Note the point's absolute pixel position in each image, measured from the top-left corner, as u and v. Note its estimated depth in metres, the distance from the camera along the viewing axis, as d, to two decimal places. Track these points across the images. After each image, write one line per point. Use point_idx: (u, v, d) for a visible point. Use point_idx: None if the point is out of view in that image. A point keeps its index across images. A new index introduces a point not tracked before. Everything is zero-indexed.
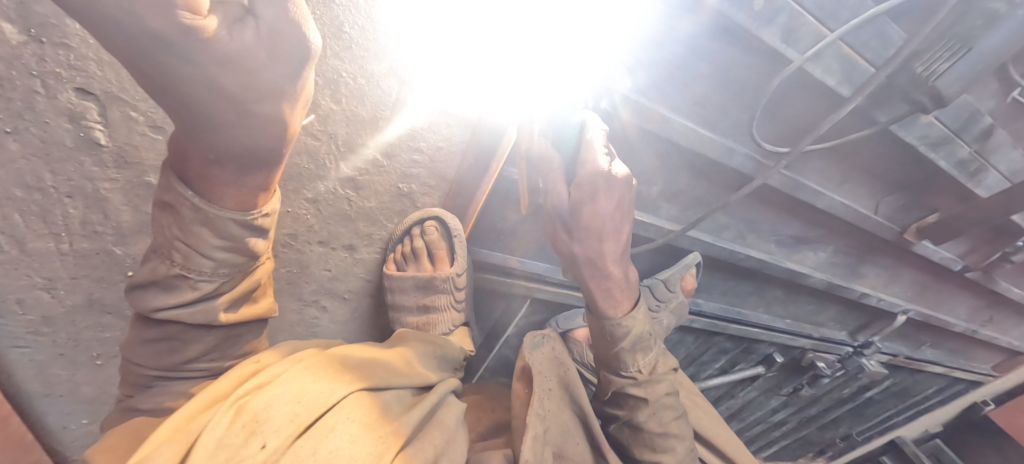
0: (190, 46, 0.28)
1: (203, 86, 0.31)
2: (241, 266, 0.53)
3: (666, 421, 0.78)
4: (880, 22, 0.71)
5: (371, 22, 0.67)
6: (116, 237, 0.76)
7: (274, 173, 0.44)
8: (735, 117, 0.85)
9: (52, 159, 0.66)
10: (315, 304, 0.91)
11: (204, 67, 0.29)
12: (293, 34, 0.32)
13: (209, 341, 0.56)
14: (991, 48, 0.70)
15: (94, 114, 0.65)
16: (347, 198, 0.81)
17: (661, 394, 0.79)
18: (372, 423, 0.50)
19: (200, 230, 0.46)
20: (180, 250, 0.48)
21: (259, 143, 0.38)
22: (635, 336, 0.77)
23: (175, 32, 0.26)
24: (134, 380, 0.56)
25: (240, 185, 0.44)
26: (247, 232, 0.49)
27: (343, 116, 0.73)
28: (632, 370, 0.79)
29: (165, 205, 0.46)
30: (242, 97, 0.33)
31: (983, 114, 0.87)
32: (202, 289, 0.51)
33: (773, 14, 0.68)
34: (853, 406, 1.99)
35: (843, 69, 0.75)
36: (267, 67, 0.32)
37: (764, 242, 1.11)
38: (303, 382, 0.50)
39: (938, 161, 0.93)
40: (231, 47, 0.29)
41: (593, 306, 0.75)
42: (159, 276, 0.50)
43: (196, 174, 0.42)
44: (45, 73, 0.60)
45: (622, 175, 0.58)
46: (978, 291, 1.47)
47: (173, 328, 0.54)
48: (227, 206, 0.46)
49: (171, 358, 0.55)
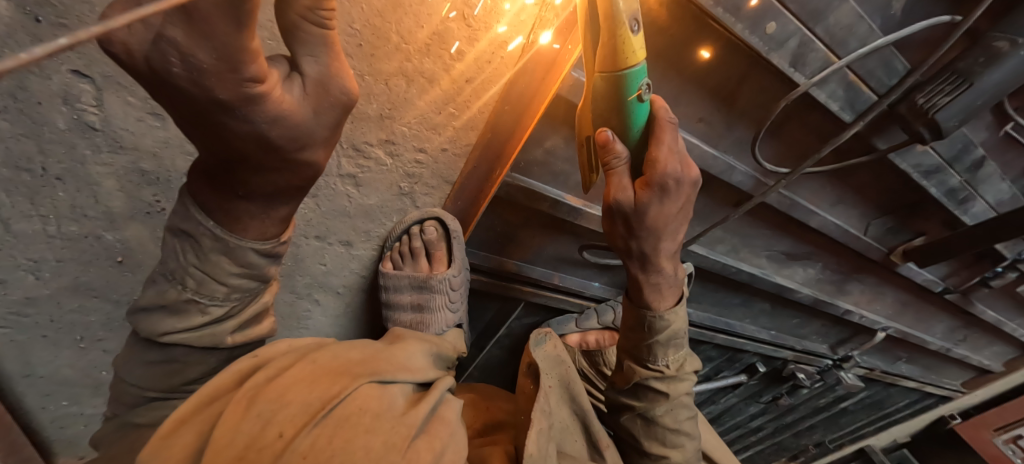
0: (246, 109, 0.30)
1: (254, 141, 0.34)
2: (252, 290, 0.56)
3: (680, 418, 0.80)
4: (887, 52, 0.72)
5: (383, 21, 0.64)
6: (106, 222, 0.75)
7: (295, 205, 0.48)
8: (738, 134, 0.86)
9: (43, 140, 0.64)
10: (308, 297, 0.91)
11: (258, 125, 0.32)
12: (338, 86, 0.34)
13: (211, 362, 0.58)
14: (992, 85, 0.70)
15: (89, 97, 0.64)
16: (347, 195, 0.80)
17: (682, 392, 0.80)
18: (384, 415, 0.51)
19: (218, 258, 0.49)
20: (194, 276, 0.51)
21: (291, 182, 0.42)
22: (672, 331, 0.77)
23: (236, 99, 0.29)
24: (126, 400, 0.56)
25: (262, 217, 0.48)
26: (263, 258, 0.52)
27: (347, 113, 0.71)
28: (660, 364, 0.80)
29: (181, 232, 0.49)
30: (286, 147, 0.36)
31: (976, 146, 0.90)
32: (212, 313, 0.54)
33: (785, 38, 0.68)
34: (828, 415, 2.06)
35: (848, 95, 0.77)
36: (313, 121, 0.35)
37: (756, 257, 1.14)
38: (312, 376, 0.52)
39: (929, 188, 0.96)
40: (282, 107, 0.32)
41: (636, 295, 0.78)
42: (167, 301, 0.52)
43: (217, 205, 0.45)
44: (39, 53, 0.59)
45: (690, 175, 0.61)
46: (956, 313, 1.52)
47: (176, 350, 0.55)
48: (248, 236, 0.49)
49: (172, 379, 0.56)
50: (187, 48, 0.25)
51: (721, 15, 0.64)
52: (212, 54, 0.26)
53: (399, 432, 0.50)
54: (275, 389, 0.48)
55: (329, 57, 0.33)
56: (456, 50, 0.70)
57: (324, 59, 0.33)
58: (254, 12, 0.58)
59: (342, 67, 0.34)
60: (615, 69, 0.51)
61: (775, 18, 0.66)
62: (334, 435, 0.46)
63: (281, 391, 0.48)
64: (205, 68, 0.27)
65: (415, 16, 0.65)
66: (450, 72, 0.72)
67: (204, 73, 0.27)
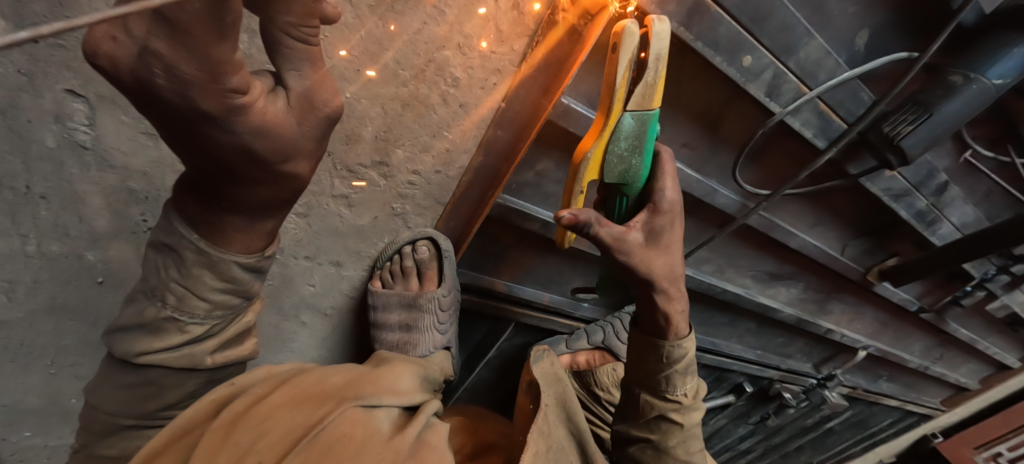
0: (231, 120, 0.31)
1: (238, 152, 0.35)
2: (234, 307, 0.56)
3: (690, 449, 0.79)
4: (853, 84, 0.77)
5: (379, 46, 0.65)
6: (89, 242, 0.75)
7: (281, 218, 0.49)
8: (721, 159, 0.90)
9: (30, 157, 0.64)
10: (294, 318, 0.90)
11: (243, 136, 0.33)
12: (322, 100, 0.36)
13: (189, 385, 0.57)
14: (948, 116, 0.74)
15: (82, 116, 0.65)
16: (339, 214, 0.82)
17: (695, 421, 0.78)
18: (371, 439, 0.51)
19: (201, 272, 0.49)
20: (176, 292, 0.51)
21: (275, 195, 0.43)
22: (688, 359, 0.74)
23: (221, 110, 0.30)
24: (98, 429, 0.54)
25: (249, 230, 0.48)
26: (248, 272, 0.53)
27: (343, 135, 0.72)
28: (677, 395, 0.76)
29: (164, 246, 0.49)
30: (270, 159, 0.37)
31: (939, 171, 0.95)
32: (192, 331, 0.54)
33: (760, 70, 0.72)
34: (815, 436, 2.07)
35: (820, 123, 0.81)
36: (297, 133, 0.37)
37: (741, 277, 1.17)
38: (295, 402, 0.53)
39: (899, 211, 1.00)
40: (268, 117, 0.33)
41: (649, 323, 0.73)
42: (146, 319, 0.52)
43: (204, 220, 0.46)
44: (33, 72, 0.59)
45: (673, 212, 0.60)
46: (932, 331, 1.56)
47: (153, 372, 0.54)
48: (233, 249, 0.50)
49: (149, 404, 0.55)
50: (171, 60, 0.26)
51: (703, 48, 0.68)
52: (195, 65, 0.26)
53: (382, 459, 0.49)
54: (256, 416, 0.49)
55: (311, 71, 0.34)
56: (451, 75, 0.71)
57: (308, 73, 0.34)
58: (254, 37, 0.61)
59: (326, 82, 0.36)
60: (651, 107, 0.47)
61: (750, 52, 0.70)
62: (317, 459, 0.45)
63: (261, 419, 0.49)
64: (190, 81, 0.27)
65: (412, 45, 0.67)
66: (446, 98, 0.74)
67: (188, 84, 0.27)
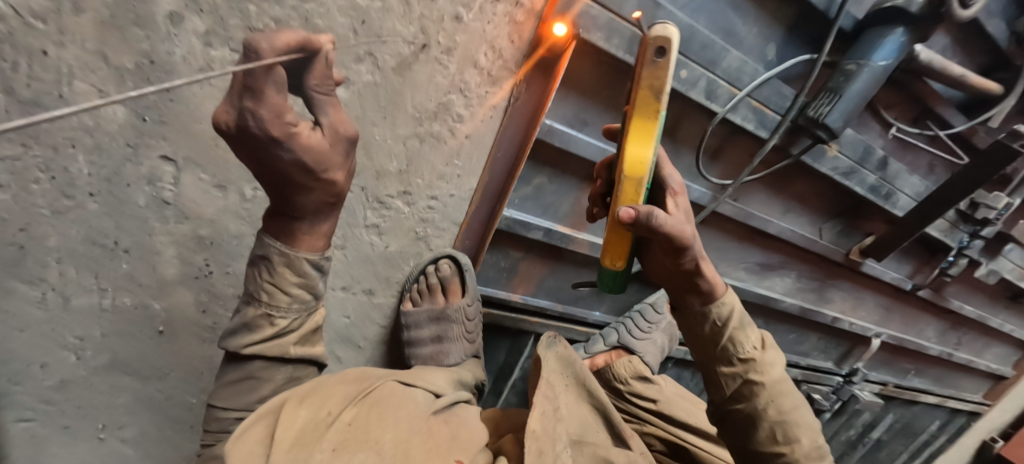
0: (291, 141, 0.41)
1: (295, 166, 0.45)
2: (307, 303, 0.66)
3: (784, 408, 0.69)
4: (773, 83, 0.97)
5: (400, 95, 0.83)
6: (157, 288, 0.87)
7: (335, 220, 0.60)
8: (687, 160, 1.07)
9: (124, 215, 0.79)
10: (330, 353, 1.03)
11: (298, 152, 0.43)
12: (343, 126, 0.47)
13: (279, 378, 0.67)
14: (855, 94, 0.93)
15: (169, 177, 0.79)
16: (371, 243, 0.95)
17: (779, 376, 0.70)
18: (408, 404, 0.63)
19: (283, 269, 0.61)
20: (267, 289, 0.62)
21: (323, 199, 0.54)
22: (738, 314, 0.71)
23: (285, 135, 0.40)
24: (216, 427, 0.64)
25: (312, 232, 0.60)
26: (314, 269, 0.63)
27: (373, 171, 0.88)
28: (747, 353, 0.71)
29: (259, 258, 0.62)
30: (315, 169, 0.46)
31: (874, 147, 1.10)
32: (279, 324, 0.64)
33: (696, 80, 0.91)
34: (865, 452, 1.97)
35: (757, 117, 1.00)
36: (332, 154, 0.47)
37: (735, 270, 1.27)
38: (346, 379, 0.65)
39: (854, 187, 1.15)
40: (311, 141, 0.43)
41: (680, 294, 0.71)
42: (248, 318, 0.63)
43: (285, 228, 0.59)
44: (138, 144, 0.75)
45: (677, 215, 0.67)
46: (938, 312, 1.61)
47: (252, 365, 0.65)
48: (302, 249, 0.61)
49: (250, 396, 0.65)
50: (253, 108, 0.36)
51: None
52: (266, 108, 0.37)
53: (420, 417, 0.61)
54: (320, 386, 0.61)
55: (332, 106, 0.45)
56: (457, 113, 0.88)
57: (331, 115, 0.45)
58: None
59: (343, 115, 0.47)
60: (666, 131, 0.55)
61: (685, 67, 0.89)
62: (369, 411, 0.58)
63: (325, 386, 0.61)
64: (266, 121, 0.38)
65: (425, 92, 0.84)
66: (453, 131, 0.90)
67: (266, 124, 0.38)
